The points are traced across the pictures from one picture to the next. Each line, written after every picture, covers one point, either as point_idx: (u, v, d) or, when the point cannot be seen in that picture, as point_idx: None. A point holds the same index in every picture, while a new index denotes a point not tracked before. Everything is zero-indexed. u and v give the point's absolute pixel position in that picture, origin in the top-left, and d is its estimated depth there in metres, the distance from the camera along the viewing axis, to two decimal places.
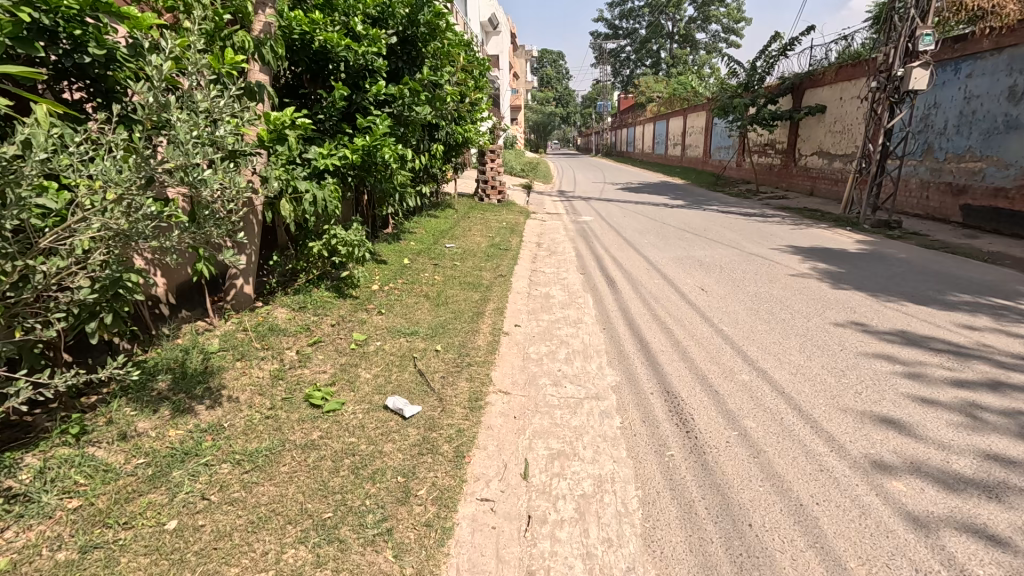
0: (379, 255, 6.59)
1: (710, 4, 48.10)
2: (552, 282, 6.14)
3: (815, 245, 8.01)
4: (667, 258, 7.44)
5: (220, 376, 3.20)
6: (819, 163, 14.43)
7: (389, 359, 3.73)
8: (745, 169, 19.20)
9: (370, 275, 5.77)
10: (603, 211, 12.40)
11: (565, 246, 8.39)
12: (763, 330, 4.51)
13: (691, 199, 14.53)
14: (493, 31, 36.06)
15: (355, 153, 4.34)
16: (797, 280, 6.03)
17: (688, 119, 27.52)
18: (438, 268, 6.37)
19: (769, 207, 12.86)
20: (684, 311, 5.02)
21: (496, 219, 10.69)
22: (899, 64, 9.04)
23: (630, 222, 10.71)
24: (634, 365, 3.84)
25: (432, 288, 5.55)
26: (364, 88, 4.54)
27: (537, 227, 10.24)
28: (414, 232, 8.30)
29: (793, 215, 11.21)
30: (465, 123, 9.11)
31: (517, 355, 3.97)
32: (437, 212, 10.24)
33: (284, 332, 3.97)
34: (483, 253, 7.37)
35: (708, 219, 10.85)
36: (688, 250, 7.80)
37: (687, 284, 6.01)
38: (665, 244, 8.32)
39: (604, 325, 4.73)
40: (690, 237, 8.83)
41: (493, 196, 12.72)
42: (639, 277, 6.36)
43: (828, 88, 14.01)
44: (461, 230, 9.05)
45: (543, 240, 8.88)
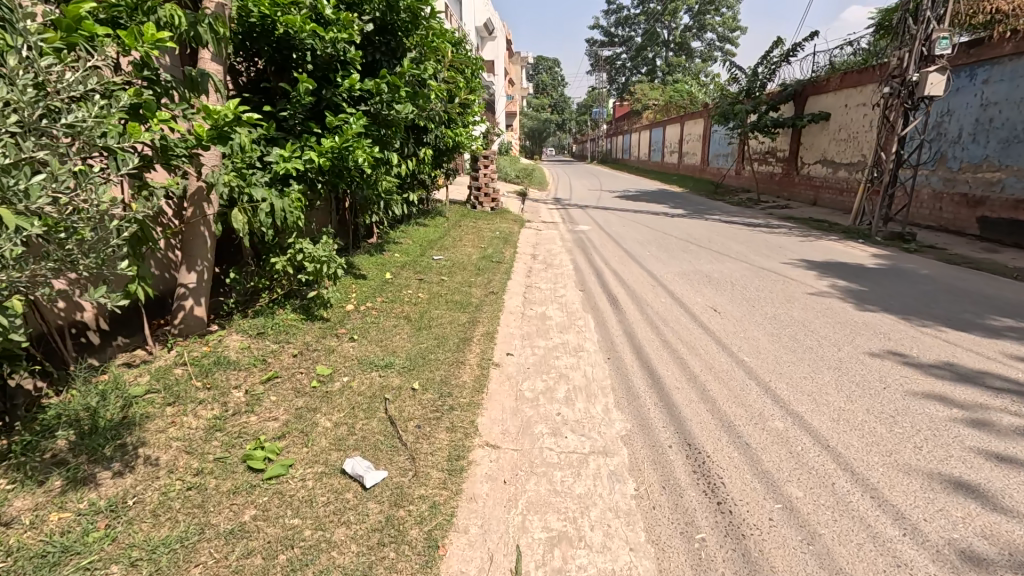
0: (358, 268, 6.00)
1: (706, 12, 48.06)
2: (548, 300, 5.57)
3: (829, 259, 7.49)
4: (672, 273, 6.89)
5: (140, 430, 2.59)
6: (823, 172, 13.99)
7: (356, 400, 3.13)
8: (745, 177, 18.78)
9: (346, 292, 5.17)
10: (601, 220, 11.89)
11: (562, 258, 7.83)
12: (791, 362, 3.94)
13: (691, 208, 14.05)
14: (488, 36, 35.79)
15: (322, 156, 3.75)
16: (818, 300, 5.48)
17: (685, 127, 27.17)
18: (423, 284, 5.77)
19: (773, 217, 12.38)
20: (697, 337, 4.45)
21: (489, 228, 10.13)
22: (914, 68, 8.59)
23: (630, 232, 10.19)
24: (647, 408, 3.26)
25: (415, 308, 4.96)
26: (335, 82, 3.96)
27: (532, 236, 9.69)
28: (400, 243, 7.72)
29: (801, 226, 10.71)
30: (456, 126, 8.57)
31: (509, 394, 3.39)
32: (427, 220, 9.68)
33: (233, 366, 3.36)
34: (474, 266, 6.79)
35: (712, 230, 10.34)
36: (695, 264, 7.27)
37: (697, 303, 5.45)
38: (669, 257, 7.77)
39: (608, 354, 4.15)
40: (694, 249, 8.30)
41: (486, 204, 12.15)
42: (643, 295, 5.80)
43: (832, 95, 13.58)
44: (452, 240, 8.46)
45: (538, 251, 8.32)
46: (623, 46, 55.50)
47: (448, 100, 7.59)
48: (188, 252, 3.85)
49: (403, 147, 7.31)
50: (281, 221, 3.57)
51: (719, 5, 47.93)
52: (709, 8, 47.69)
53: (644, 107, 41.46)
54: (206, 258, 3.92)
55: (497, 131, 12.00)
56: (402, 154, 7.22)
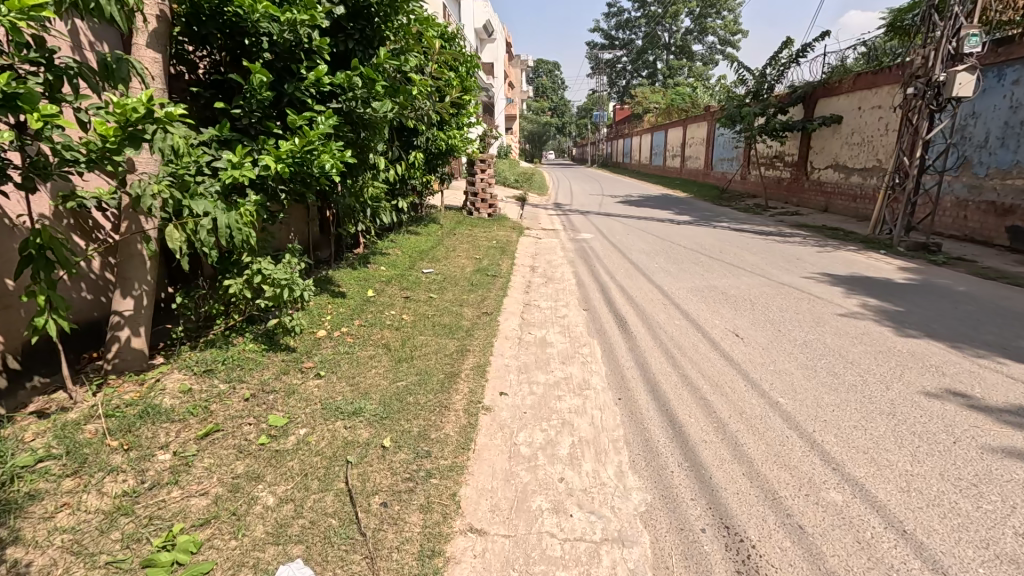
0: (337, 285, 5.41)
1: (706, 16, 47.70)
2: (548, 322, 4.98)
3: (853, 272, 6.91)
4: (684, 288, 6.30)
5: (16, 519, 2.01)
6: (835, 178, 13.42)
7: (311, 464, 2.54)
8: (751, 182, 18.22)
9: (319, 314, 4.58)
10: (604, 227, 11.31)
11: (563, 270, 7.24)
12: (834, 404, 3.34)
13: (697, 214, 13.48)
14: (487, 38, 35.35)
15: (280, 162, 3.14)
16: (851, 322, 4.89)
17: (687, 131, 26.65)
18: (409, 304, 5.19)
19: (784, 224, 11.80)
20: (721, 371, 3.85)
21: (485, 236, 9.55)
22: (940, 68, 8.03)
23: (635, 241, 9.60)
24: (671, 471, 2.66)
25: (398, 333, 4.37)
26: (298, 74, 3.36)
27: (531, 245, 9.11)
28: (388, 254, 7.13)
29: (815, 235, 10.14)
30: (449, 128, 7.99)
31: (501, 450, 2.79)
32: (419, 228, 9.10)
33: (165, 417, 2.77)
34: (467, 281, 6.21)
35: (722, 239, 9.76)
36: (708, 278, 6.67)
37: (715, 325, 4.85)
38: (679, 270, 7.19)
39: (618, 393, 3.56)
40: (705, 261, 7.72)
41: (483, 210, 11.58)
42: (653, 314, 5.21)
43: (845, 97, 13.01)
44: (445, 250, 7.88)
45: (537, 262, 7.73)
46: (623, 49, 55.13)
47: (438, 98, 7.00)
48: (123, 272, 3.26)
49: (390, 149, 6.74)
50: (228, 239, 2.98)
51: (720, 9, 47.53)
52: (710, 11, 47.29)
53: (645, 110, 41.01)
54: (145, 280, 3.33)
55: (494, 134, 11.42)
56: (388, 158, 6.64)
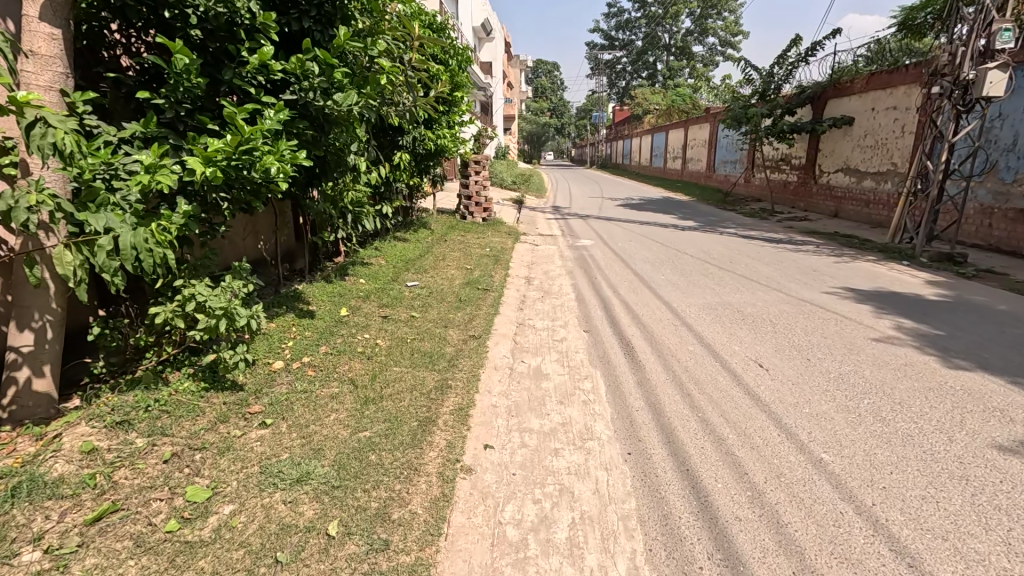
0: (306, 304, 4.80)
1: (707, 16, 47.20)
2: (544, 348, 4.37)
3: (878, 287, 6.33)
4: (694, 304, 5.70)
5: None
6: (846, 182, 12.86)
7: (229, 564, 1.93)
8: (756, 185, 17.67)
9: (280, 340, 3.98)
10: (604, 233, 10.71)
11: (561, 282, 6.64)
12: (889, 463, 2.75)
13: (702, 219, 12.91)
14: (486, 37, 34.75)
15: (209, 165, 2.50)
16: (889, 350, 4.30)
17: (688, 132, 26.07)
18: (387, 325, 4.58)
19: (794, 231, 11.22)
20: (747, 416, 3.25)
21: (478, 242, 8.95)
22: (970, 65, 7.44)
23: (638, 249, 9.00)
24: (699, 566, 2.07)
25: (370, 364, 3.77)
26: (239, 57, 2.75)
27: (527, 253, 8.51)
28: (371, 264, 6.53)
29: (830, 243, 9.55)
30: (438, 126, 7.39)
31: (479, 536, 2.19)
32: (407, 234, 8.50)
33: (49, 493, 2.16)
34: (455, 296, 5.61)
35: (731, 246, 9.16)
36: (720, 293, 6.07)
37: (734, 353, 4.25)
38: (688, 283, 6.58)
39: (627, 445, 2.94)
40: (715, 272, 7.13)
41: (477, 214, 10.97)
42: (663, 338, 4.61)
43: (858, 98, 12.45)
44: (434, 259, 7.28)
45: (534, 273, 7.13)
46: (622, 49, 54.57)
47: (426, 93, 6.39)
48: (18, 299, 2.59)
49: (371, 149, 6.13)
50: (139, 262, 2.36)
51: (720, 9, 46.99)
52: (711, 12, 46.75)
53: (645, 112, 40.44)
54: (50, 308, 2.66)
55: (489, 134, 10.82)
56: (368, 158, 6.02)
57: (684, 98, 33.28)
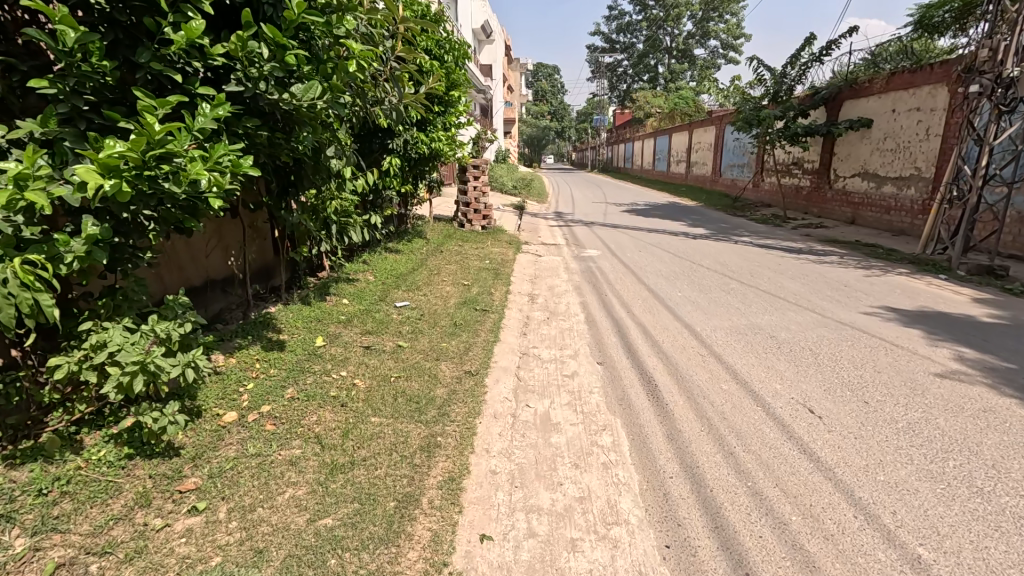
0: (277, 333, 4.17)
1: (709, 19, 46.74)
2: (553, 388, 3.72)
3: (922, 306, 5.68)
4: (718, 327, 5.04)
5: None
6: (864, 188, 12.24)
7: None
8: (765, 190, 17.06)
9: (238, 382, 3.32)
10: (611, 242, 10.08)
11: (568, 300, 6.01)
12: (1013, 565, 2.09)
13: (713, 226, 12.27)
14: (486, 39, 34.24)
15: (108, 176, 1.83)
16: (960, 389, 3.64)
17: (692, 135, 25.46)
18: (369, 359, 3.93)
19: (812, 239, 10.60)
20: (810, 488, 2.60)
21: (476, 253, 8.33)
22: (1013, 62, 6.84)
23: (648, 260, 8.37)
24: None
25: (344, 414, 3.11)
26: (156, 32, 2.08)
27: (529, 265, 7.88)
28: (357, 282, 5.89)
29: (854, 253, 8.92)
30: (433, 128, 6.76)
31: None
32: (400, 244, 7.89)
33: None
34: (451, 320, 4.97)
35: (747, 257, 8.54)
36: (746, 314, 5.43)
37: (777, 394, 3.60)
38: (709, 301, 5.94)
39: (665, 533, 2.30)
40: (737, 289, 6.48)
41: (477, 222, 10.32)
42: (690, 373, 3.97)
43: (877, 99, 11.84)
44: (429, 274, 6.65)
45: (537, 289, 6.50)
46: (623, 52, 54.10)
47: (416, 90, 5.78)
48: None
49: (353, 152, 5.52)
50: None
51: (722, 12, 46.47)
52: (712, 15, 46.23)
53: (646, 114, 39.88)
54: None
55: (488, 137, 10.19)
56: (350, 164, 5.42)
57: (687, 101, 32.69)
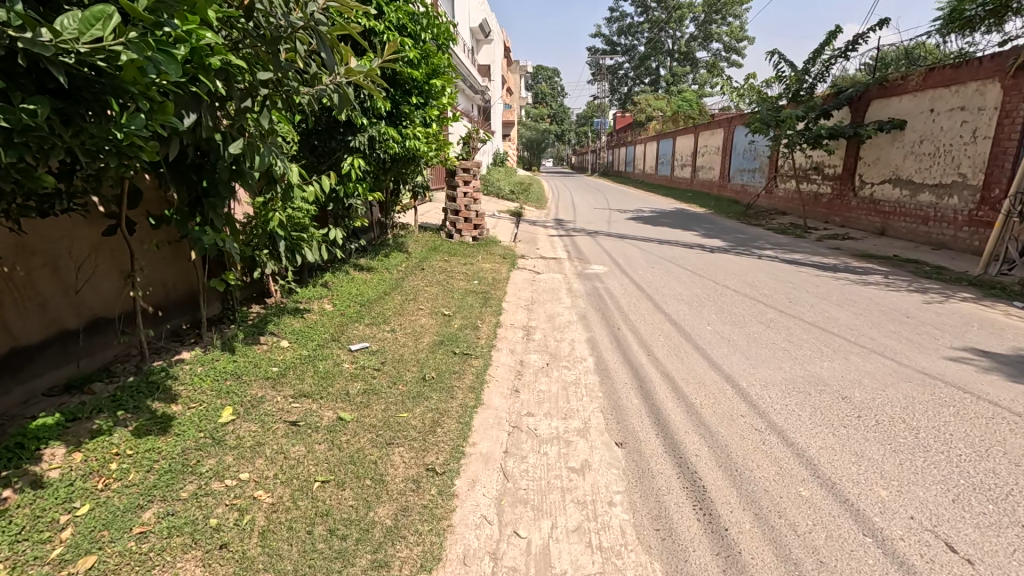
0: (172, 399, 3.01)
1: (712, 22, 45.84)
2: (554, 497, 2.54)
3: (1018, 348, 4.52)
4: (768, 380, 3.88)
5: None
6: (897, 196, 11.13)
7: None
8: (780, 197, 15.97)
9: (68, 503, 2.15)
10: (619, 255, 8.94)
11: (571, 335, 4.87)
12: None
13: (729, 236, 11.14)
14: (485, 39, 33.18)
15: None
16: None
17: (698, 140, 24.40)
18: (291, 445, 2.75)
19: (843, 253, 9.47)
20: None
21: (464, 269, 7.20)
22: None
23: (663, 280, 7.22)
24: None
25: (218, 571, 1.92)
26: None
27: (526, 286, 6.74)
28: (310, 314, 4.72)
29: (898, 271, 7.79)
30: (408, 123, 5.61)
31: None
32: (374, 261, 6.75)
33: None
34: (420, 370, 3.80)
35: (776, 276, 7.40)
36: (800, 359, 4.26)
37: (889, 511, 2.42)
38: (746, 339, 4.78)
39: None
40: (777, 320, 5.35)
41: (467, 232, 9.15)
42: (750, 467, 2.78)
43: (911, 98, 10.73)
44: (402, 300, 5.49)
45: (534, 318, 5.36)
46: (624, 55, 53.13)
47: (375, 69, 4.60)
48: None
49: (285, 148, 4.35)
50: None
51: (725, 15, 45.51)
52: (715, 17, 45.28)
53: (648, 118, 38.87)
54: None
55: (480, 137, 9.05)
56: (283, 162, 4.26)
57: (691, 103, 31.69)
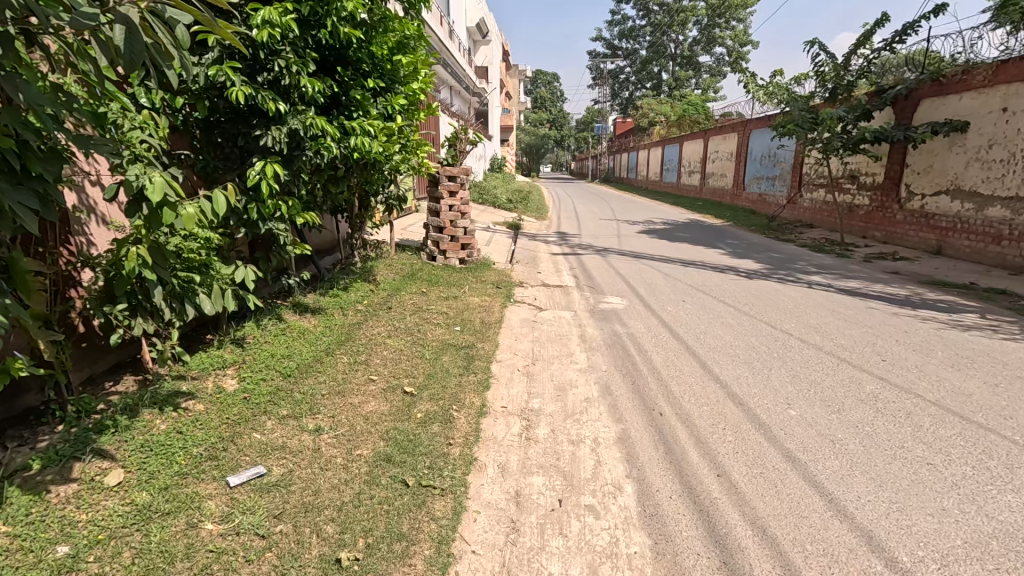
0: None
1: (716, 26, 44.47)
2: None
3: None
4: (944, 549, 2.24)
5: None
6: (956, 210, 9.58)
7: None
8: (806, 207, 14.43)
9: None
10: (638, 283, 7.36)
11: (590, 430, 3.24)
12: None
13: (762, 256, 9.56)
14: (483, 41, 31.72)
15: None
16: None
17: (708, 145, 22.83)
18: None
19: (906, 279, 7.89)
20: None
21: (444, 305, 5.62)
22: None
23: (699, 320, 5.63)
24: None
25: None
26: None
27: (523, 331, 5.14)
28: (193, 402, 3.06)
29: (992, 308, 6.21)
30: (363, 113, 4.08)
31: None
32: (326, 300, 5.15)
33: None
34: (339, 537, 2.16)
35: (843, 315, 5.81)
36: (967, 492, 2.64)
37: None
38: (857, 439, 3.17)
39: None
40: (882, 396, 3.73)
41: (453, 254, 7.50)
42: None
43: (976, 96, 9.19)
44: (349, 366, 3.85)
45: (535, 392, 3.75)
46: (626, 59, 51.79)
47: (287, 25, 3.01)
48: None
49: (135, 146, 2.73)
50: None
51: (729, 18, 44.14)
52: (719, 21, 43.88)
53: (651, 123, 37.43)
54: None
55: (470, 138, 7.44)
56: (134, 169, 2.67)
57: (697, 108, 30.13)
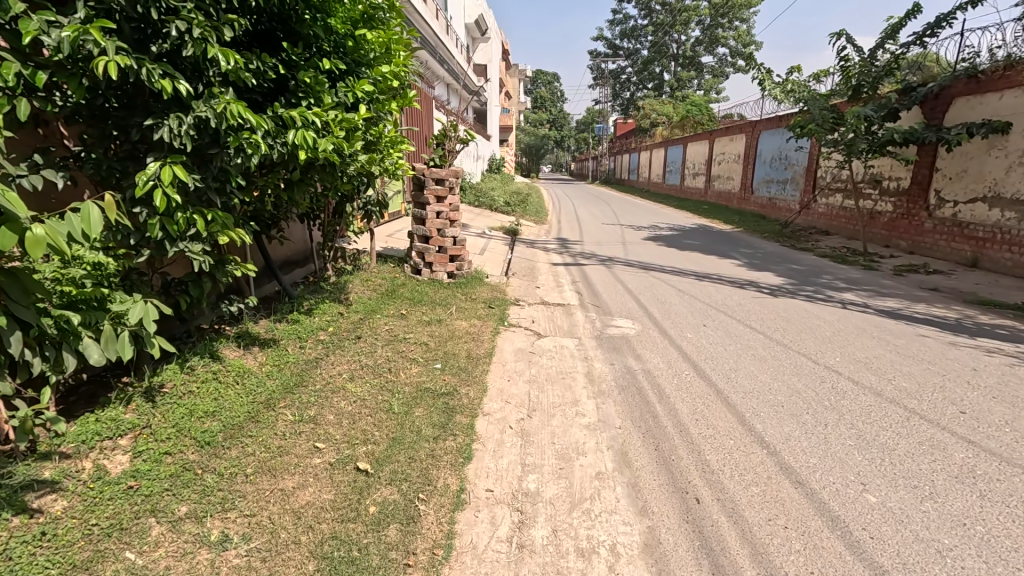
0: None
1: (718, 26, 43.68)
2: None
3: None
4: None
5: None
6: (994, 219, 8.76)
7: None
8: (821, 213, 13.59)
9: None
10: (650, 301, 6.50)
11: (603, 533, 2.37)
12: None
13: (782, 268, 8.71)
14: (482, 38, 30.84)
15: None
16: None
17: (713, 146, 21.98)
18: None
19: (948, 298, 7.05)
20: None
21: (424, 331, 4.75)
22: None
23: (726, 351, 4.78)
24: None
25: None
26: None
27: (518, 367, 4.27)
28: (51, 499, 2.19)
29: None
30: (315, 102, 3.23)
31: None
32: (281, 329, 4.28)
33: None
34: None
35: (893, 346, 4.95)
36: None
37: None
38: (973, 549, 2.30)
39: None
40: (980, 473, 2.88)
41: (440, 267, 6.62)
42: None
43: (1020, 94, 8.34)
44: (290, 427, 2.97)
45: (530, 464, 2.88)
46: (627, 59, 50.96)
47: None
48: None
49: None
50: None
51: (732, 19, 43.35)
52: (722, 21, 43.04)
53: (653, 124, 36.61)
54: None
55: (460, 135, 6.56)
56: None
57: (701, 108, 29.32)
